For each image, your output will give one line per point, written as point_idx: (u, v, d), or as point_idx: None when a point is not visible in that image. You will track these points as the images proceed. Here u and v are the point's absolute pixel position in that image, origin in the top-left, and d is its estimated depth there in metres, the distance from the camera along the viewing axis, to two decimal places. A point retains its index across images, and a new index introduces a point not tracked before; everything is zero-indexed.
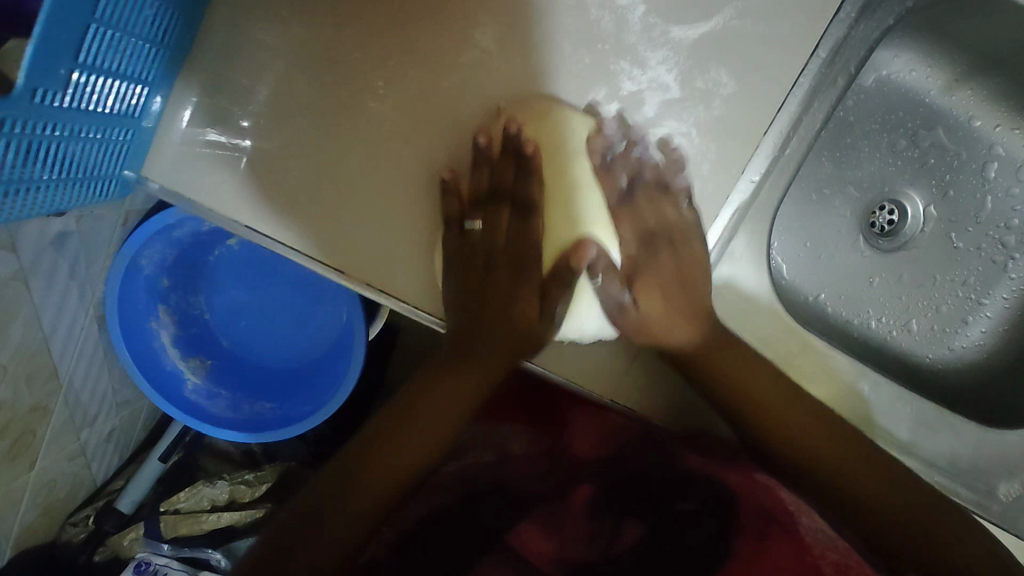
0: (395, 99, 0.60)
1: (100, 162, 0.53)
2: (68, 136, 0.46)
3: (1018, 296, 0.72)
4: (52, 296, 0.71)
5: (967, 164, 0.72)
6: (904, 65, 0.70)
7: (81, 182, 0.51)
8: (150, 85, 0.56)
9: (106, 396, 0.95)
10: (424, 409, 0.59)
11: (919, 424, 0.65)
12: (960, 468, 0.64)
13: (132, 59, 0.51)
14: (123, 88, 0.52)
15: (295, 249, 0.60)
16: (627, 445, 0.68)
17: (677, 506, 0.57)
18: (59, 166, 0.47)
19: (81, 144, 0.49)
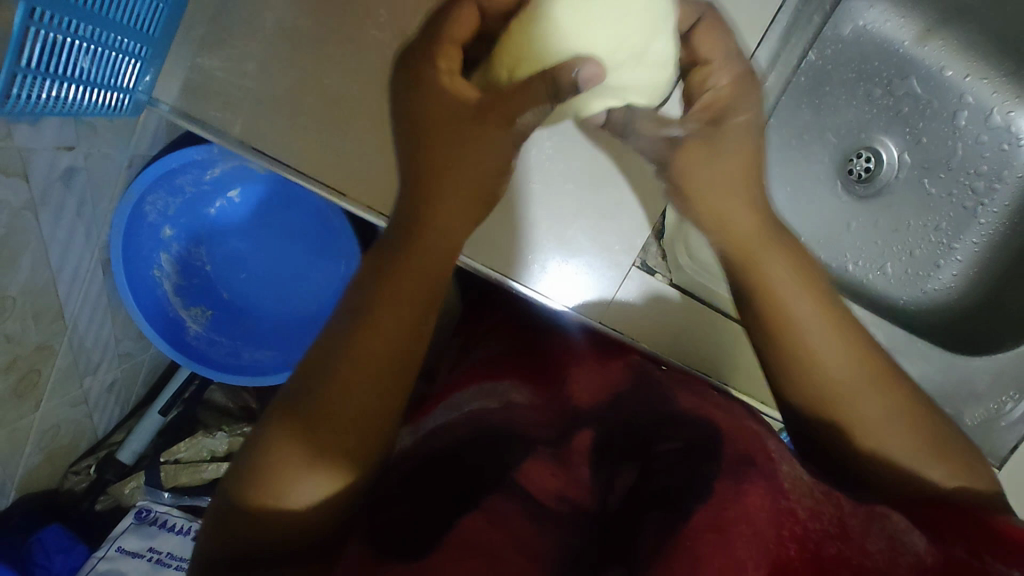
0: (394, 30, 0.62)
1: (115, 75, 0.57)
2: (84, 36, 0.51)
3: (986, 239, 0.76)
4: (60, 232, 0.73)
5: (939, 113, 0.76)
6: (880, 15, 0.72)
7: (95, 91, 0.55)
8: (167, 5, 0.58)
9: (109, 344, 0.97)
10: (370, 332, 0.47)
11: (891, 353, 0.68)
12: (928, 395, 0.67)
13: None
14: (139, 4, 0.55)
15: (301, 176, 0.64)
16: (632, 386, 0.63)
17: (683, 439, 0.53)
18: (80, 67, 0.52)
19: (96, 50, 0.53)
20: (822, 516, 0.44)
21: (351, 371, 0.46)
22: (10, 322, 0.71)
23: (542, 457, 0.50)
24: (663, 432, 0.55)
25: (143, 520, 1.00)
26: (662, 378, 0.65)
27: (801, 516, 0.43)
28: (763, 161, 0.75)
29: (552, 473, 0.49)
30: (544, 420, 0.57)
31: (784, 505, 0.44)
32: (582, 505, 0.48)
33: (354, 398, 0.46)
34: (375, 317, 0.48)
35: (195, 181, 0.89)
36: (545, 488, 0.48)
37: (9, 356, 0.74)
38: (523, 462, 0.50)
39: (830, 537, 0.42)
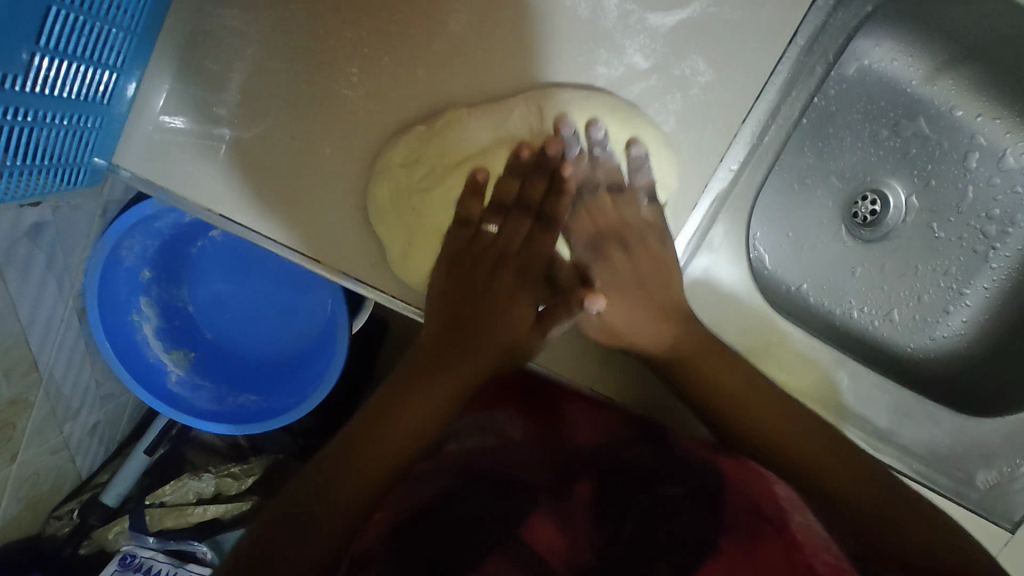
0: (368, 86, 0.59)
1: (70, 147, 0.55)
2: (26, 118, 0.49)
3: (997, 286, 0.73)
4: (29, 288, 0.70)
5: (948, 154, 0.72)
6: (886, 53, 0.69)
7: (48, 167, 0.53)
8: (118, 74, 0.57)
9: (89, 389, 0.95)
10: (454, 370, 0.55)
11: (898, 413, 0.65)
12: (937, 456, 0.64)
13: (95, 49, 0.53)
14: (88, 76, 0.53)
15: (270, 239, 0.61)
16: (631, 428, 0.64)
17: (691, 487, 0.54)
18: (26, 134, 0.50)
19: (43, 129, 0.51)
20: (842, 573, 0.43)
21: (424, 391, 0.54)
22: None
23: (547, 517, 0.53)
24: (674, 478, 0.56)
25: (127, 566, 0.98)
26: (658, 424, 0.65)
27: (819, 570, 0.43)
28: (761, 208, 0.71)
29: (555, 530, 0.52)
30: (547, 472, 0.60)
31: (799, 559, 0.44)
32: (583, 560, 0.49)
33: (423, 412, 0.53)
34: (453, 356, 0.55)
35: (174, 223, 0.86)
36: (546, 545, 0.50)
37: None
38: (531, 518, 0.53)
39: None
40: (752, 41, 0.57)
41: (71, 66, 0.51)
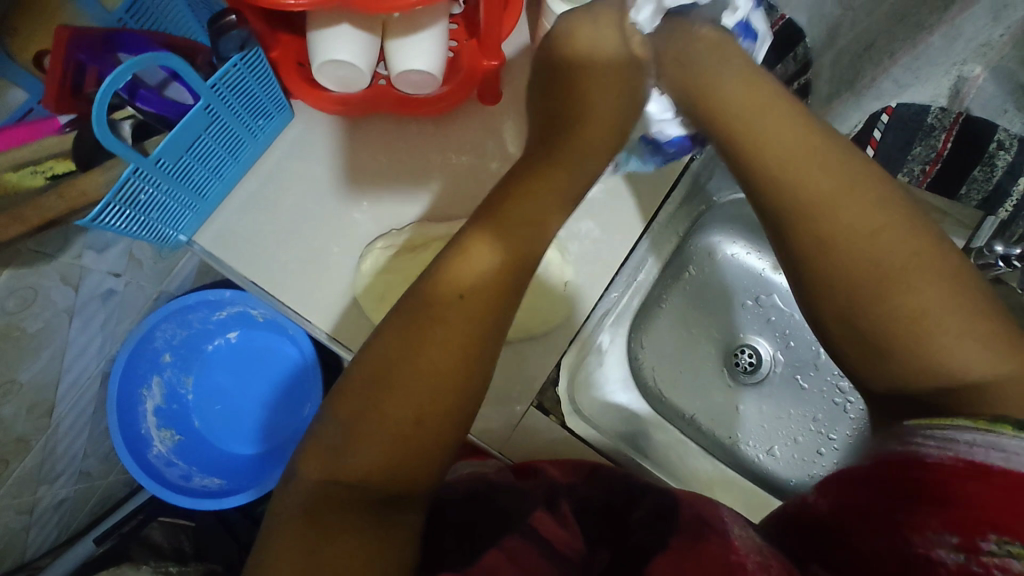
0: (340, 210, 0.78)
1: (189, 225, 0.74)
2: (165, 193, 0.66)
3: (858, 433, 0.89)
4: (82, 336, 0.89)
5: (801, 323, 0.94)
6: (742, 248, 0.94)
7: (172, 234, 0.72)
8: (237, 184, 0.77)
9: (76, 457, 1.06)
10: (437, 327, 0.49)
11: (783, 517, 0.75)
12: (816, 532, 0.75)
13: (233, 169, 0.75)
14: (222, 185, 0.75)
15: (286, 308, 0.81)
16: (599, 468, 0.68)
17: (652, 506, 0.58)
18: (139, 217, 0.64)
19: (170, 204, 0.68)
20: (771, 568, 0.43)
21: (389, 387, 0.47)
22: (7, 405, 0.82)
23: (542, 513, 0.55)
24: (635, 506, 0.60)
25: None
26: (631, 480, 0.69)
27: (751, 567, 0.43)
28: (657, 341, 0.92)
29: (553, 522, 0.54)
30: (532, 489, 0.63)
31: (736, 559, 0.44)
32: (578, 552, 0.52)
33: (385, 406, 0.47)
34: (430, 340, 0.48)
35: (204, 318, 1.07)
36: (549, 534, 0.52)
37: None
38: (533, 517, 0.55)
39: None
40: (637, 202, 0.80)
41: (212, 176, 0.72)
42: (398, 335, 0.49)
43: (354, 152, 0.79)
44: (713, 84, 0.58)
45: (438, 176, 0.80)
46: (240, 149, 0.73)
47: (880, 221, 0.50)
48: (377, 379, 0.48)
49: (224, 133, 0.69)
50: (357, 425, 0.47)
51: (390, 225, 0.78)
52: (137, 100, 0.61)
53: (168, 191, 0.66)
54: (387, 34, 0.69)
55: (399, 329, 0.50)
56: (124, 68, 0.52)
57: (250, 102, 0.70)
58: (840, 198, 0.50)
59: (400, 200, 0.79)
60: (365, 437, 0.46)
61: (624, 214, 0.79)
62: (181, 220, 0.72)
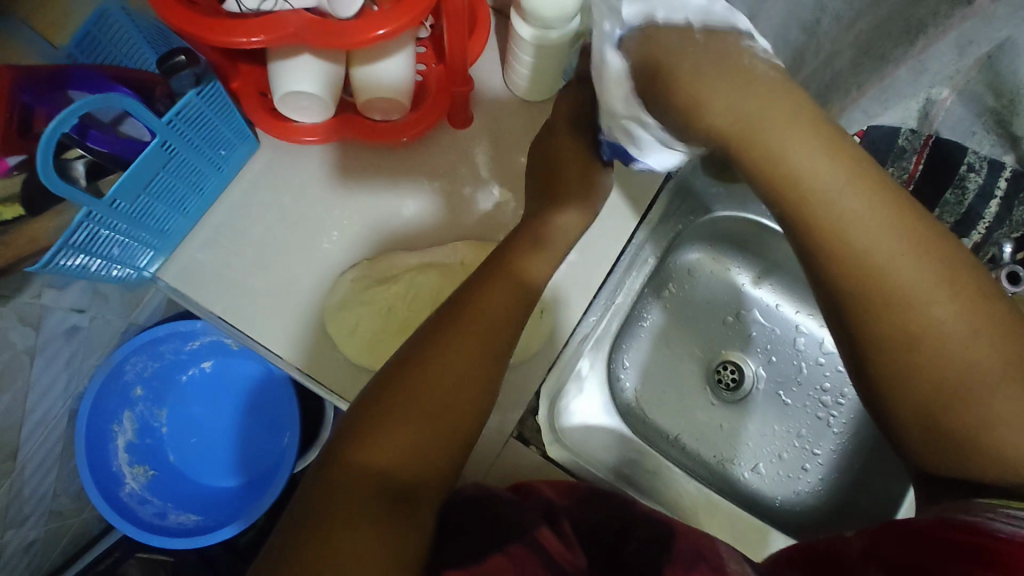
0: (309, 241, 0.76)
1: (152, 261, 0.72)
2: (122, 232, 0.63)
3: (843, 447, 0.88)
4: (46, 375, 0.86)
5: (783, 337, 0.93)
6: (722, 264, 0.93)
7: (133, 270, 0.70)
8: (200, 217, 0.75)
9: (45, 497, 1.02)
10: (468, 329, 0.54)
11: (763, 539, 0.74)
12: None
13: (196, 203, 0.72)
14: (184, 220, 0.72)
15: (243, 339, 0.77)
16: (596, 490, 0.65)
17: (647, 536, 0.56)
18: (92, 257, 0.62)
19: (129, 242, 0.66)
20: None
21: (419, 383, 0.51)
22: None
23: (553, 532, 0.54)
24: (631, 534, 0.58)
25: None
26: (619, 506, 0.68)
27: None
28: (639, 361, 0.91)
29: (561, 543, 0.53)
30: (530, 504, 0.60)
31: None
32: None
33: (416, 399, 0.50)
34: (461, 337, 0.53)
35: (176, 349, 1.04)
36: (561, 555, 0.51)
37: None
38: (541, 529, 0.53)
39: None
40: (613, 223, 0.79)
41: (173, 211, 0.69)
42: (425, 339, 0.54)
43: (323, 180, 0.77)
44: (778, 148, 0.49)
45: (412, 203, 0.78)
46: (203, 183, 0.71)
47: (944, 305, 0.47)
48: (403, 380, 0.51)
49: (185, 168, 0.67)
50: (386, 414, 0.49)
51: (363, 255, 0.77)
52: (88, 140, 0.57)
53: (126, 230, 0.64)
54: (352, 61, 0.67)
55: (428, 331, 0.55)
56: (76, 107, 0.50)
57: (211, 135, 0.68)
58: (918, 289, 0.47)
59: (372, 226, 0.77)
60: (384, 429, 0.49)
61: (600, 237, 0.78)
62: (141, 256, 0.69)
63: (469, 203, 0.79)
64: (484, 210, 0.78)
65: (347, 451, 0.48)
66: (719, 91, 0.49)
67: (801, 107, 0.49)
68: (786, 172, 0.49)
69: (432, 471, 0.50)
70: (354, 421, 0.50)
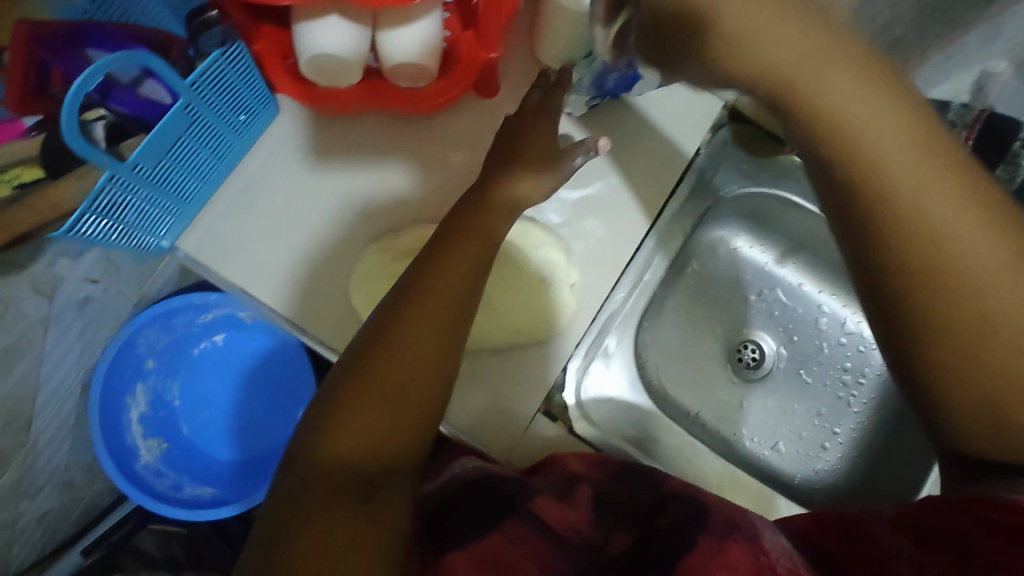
0: (330, 211, 0.74)
1: (172, 230, 0.70)
2: (142, 198, 0.61)
3: (863, 426, 0.88)
4: (59, 347, 0.85)
5: (805, 317, 0.93)
6: (745, 242, 0.92)
7: (152, 239, 0.68)
8: (219, 185, 0.73)
9: (57, 470, 1.01)
10: (420, 315, 0.51)
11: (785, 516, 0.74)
12: None
13: (216, 170, 0.70)
14: (204, 188, 0.70)
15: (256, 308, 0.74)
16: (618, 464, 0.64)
17: (682, 510, 0.55)
18: (112, 224, 0.60)
19: (149, 210, 0.64)
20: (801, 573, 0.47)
21: (382, 373, 0.48)
22: None
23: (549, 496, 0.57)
24: (664, 508, 0.57)
25: None
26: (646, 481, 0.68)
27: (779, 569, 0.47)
28: (662, 338, 0.90)
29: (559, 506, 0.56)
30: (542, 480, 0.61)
31: (764, 561, 0.47)
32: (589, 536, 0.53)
33: (376, 385, 0.48)
34: (421, 314, 0.51)
35: (189, 321, 1.02)
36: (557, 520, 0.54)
37: None
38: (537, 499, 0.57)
39: None
40: (642, 197, 0.77)
41: (193, 179, 0.67)
42: (387, 317, 0.51)
43: (344, 149, 0.75)
44: (809, 102, 0.45)
45: (436, 173, 0.76)
46: (223, 150, 0.69)
47: (995, 287, 0.45)
48: (365, 369, 0.48)
49: (206, 134, 0.64)
50: (352, 405, 0.47)
51: (387, 226, 0.75)
52: (109, 100, 0.56)
53: (145, 197, 0.62)
54: (377, 24, 0.65)
55: (384, 315, 0.51)
56: (98, 65, 0.48)
57: (233, 99, 0.65)
58: (990, 273, 0.45)
59: (396, 196, 0.75)
60: (343, 424, 0.46)
61: (628, 212, 0.76)
62: (160, 225, 0.67)
63: None
64: None
65: (313, 445, 0.46)
66: (768, 20, 0.43)
67: (847, 45, 0.44)
68: (815, 142, 0.47)
69: (399, 463, 0.48)
70: (323, 410, 0.48)
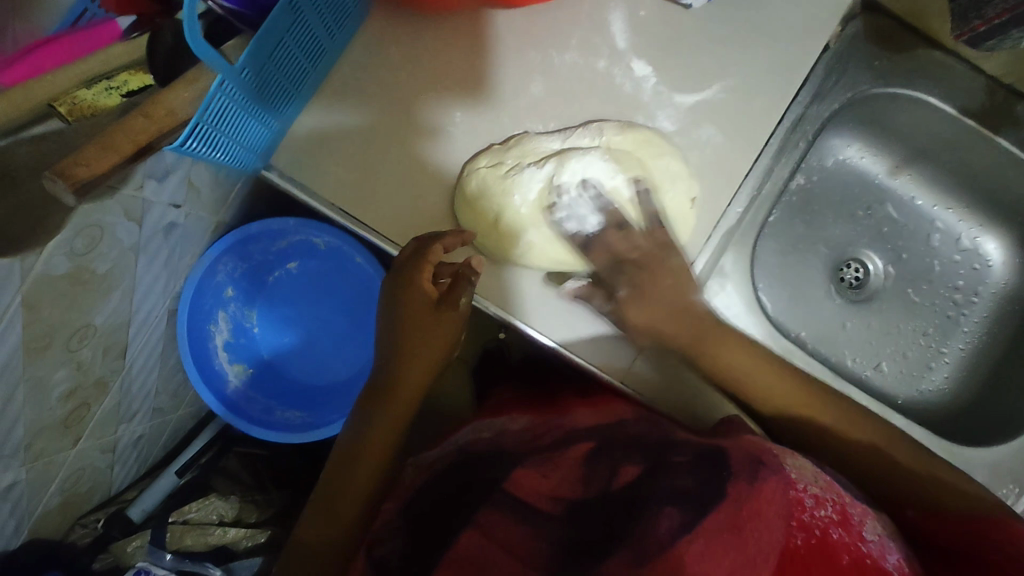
0: (434, 124, 0.70)
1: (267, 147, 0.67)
2: (246, 108, 0.57)
3: (972, 346, 0.84)
4: (148, 275, 0.83)
5: (916, 233, 0.87)
6: (856, 152, 0.85)
7: (250, 156, 0.64)
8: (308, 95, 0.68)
9: (148, 396, 1.03)
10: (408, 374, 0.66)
11: None
12: None
13: (307, 77, 0.66)
14: (296, 97, 0.66)
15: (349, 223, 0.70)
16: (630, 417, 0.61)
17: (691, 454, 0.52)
18: (221, 136, 0.56)
19: (251, 122, 0.60)
20: (813, 515, 0.46)
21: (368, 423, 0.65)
22: (85, 350, 0.77)
23: (531, 469, 0.55)
24: (672, 453, 0.53)
25: None
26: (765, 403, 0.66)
27: (787, 509, 0.45)
28: (765, 257, 0.86)
29: (541, 478, 0.54)
30: (537, 440, 0.60)
31: (781, 500, 0.46)
32: (568, 501, 0.52)
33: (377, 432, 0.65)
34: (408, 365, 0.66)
35: (264, 249, 1.00)
36: (536, 496, 0.52)
37: (73, 383, 0.79)
38: (514, 472, 0.55)
39: (819, 532, 0.46)
40: (764, 99, 0.70)
41: (288, 87, 0.63)
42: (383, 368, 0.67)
43: (449, 54, 0.71)
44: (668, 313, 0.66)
45: (537, 80, 0.70)
46: (315, 54, 0.64)
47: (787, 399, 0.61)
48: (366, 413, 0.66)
49: (302, 34, 0.59)
50: (358, 445, 0.65)
51: (490, 139, 0.70)
52: None
53: (248, 106, 0.58)
54: None
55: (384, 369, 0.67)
56: None
57: None
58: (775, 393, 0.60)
59: (502, 106, 0.70)
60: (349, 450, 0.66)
61: (750, 118, 0.70)
62: (258, 139, 0.64)
63: (602, 79, 0.70)
64: (620, 87, 0.70)
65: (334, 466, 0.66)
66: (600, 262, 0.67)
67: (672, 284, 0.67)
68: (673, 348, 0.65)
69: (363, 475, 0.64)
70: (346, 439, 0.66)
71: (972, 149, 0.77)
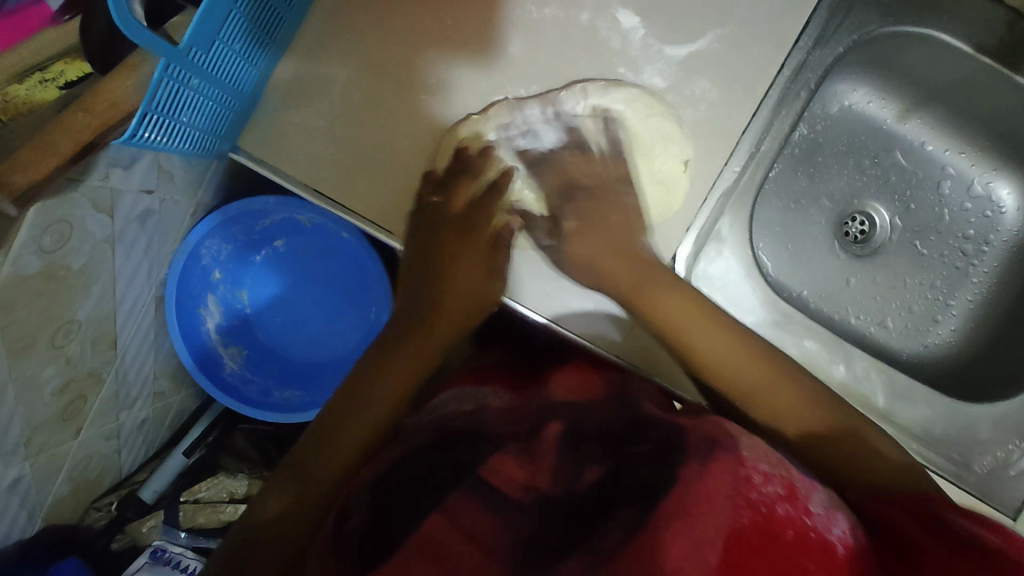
0: (408, 95, 0.66)
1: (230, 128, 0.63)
2: (201, 90, 0.54)
3: (981, 297, 0.81)
4: (128, 264, 0.81)
5: (924, 182, 0.83)
6: (862, 96, 0.80)
7: (213, 139, 0.61)
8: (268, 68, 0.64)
9: (147, 382, 1.03)
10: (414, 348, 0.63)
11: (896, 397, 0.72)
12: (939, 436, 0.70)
13: (264, 50, 0.61)
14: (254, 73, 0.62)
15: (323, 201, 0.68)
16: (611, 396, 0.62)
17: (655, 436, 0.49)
18: (176, 121, 0.53)
19: (207, 103, 0.57)
20: (775, 481, 0.41)
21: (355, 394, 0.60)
22: (72, 345, 0.76)
23: (510, 453, 0.50)
24: (641, 436, 0.51)
25: (158, 559, 1.02)
26: None
27: (757, 482, 0.41)
28: (765, 215, 0.82)
29: (518, 464, 0.49)
30: (517, 422, 0.58)
31: (743, 474, 0.41)
32: (543, 492, 0.47)
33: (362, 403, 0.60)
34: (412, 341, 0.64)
35: (248, 228, 0.97)
36: (510, 479, 0.47)
37: (65, 378, 0.78)
38: (491, 458, 0.50)
39: (780, 499, 0.40)
40: (761, 46, 0.65)
41: (245, 62, 0.59)
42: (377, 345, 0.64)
43: (422, 14, 0.66)
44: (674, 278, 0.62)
45: (516, 40, 0.65)
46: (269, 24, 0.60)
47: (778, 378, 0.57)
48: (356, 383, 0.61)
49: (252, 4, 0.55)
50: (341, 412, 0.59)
51: (469, 108, 0.67)
52: None
53: (202, 88, 0.54)
54: None
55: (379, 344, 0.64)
56: None
57: None
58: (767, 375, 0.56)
59: (479, 71, 0.66)
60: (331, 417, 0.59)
61: (747, 68, 0.65)
62: (219, 121, 0.60)
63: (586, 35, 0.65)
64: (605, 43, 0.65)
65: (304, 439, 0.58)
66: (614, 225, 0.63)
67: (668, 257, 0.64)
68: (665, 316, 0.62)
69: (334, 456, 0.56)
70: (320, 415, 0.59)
71: (987, 88, 0.72)
